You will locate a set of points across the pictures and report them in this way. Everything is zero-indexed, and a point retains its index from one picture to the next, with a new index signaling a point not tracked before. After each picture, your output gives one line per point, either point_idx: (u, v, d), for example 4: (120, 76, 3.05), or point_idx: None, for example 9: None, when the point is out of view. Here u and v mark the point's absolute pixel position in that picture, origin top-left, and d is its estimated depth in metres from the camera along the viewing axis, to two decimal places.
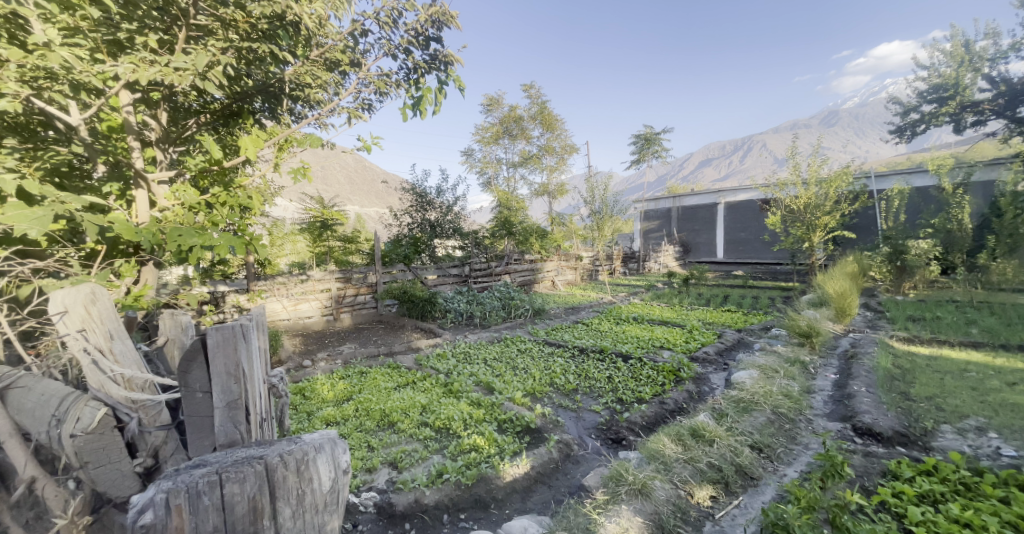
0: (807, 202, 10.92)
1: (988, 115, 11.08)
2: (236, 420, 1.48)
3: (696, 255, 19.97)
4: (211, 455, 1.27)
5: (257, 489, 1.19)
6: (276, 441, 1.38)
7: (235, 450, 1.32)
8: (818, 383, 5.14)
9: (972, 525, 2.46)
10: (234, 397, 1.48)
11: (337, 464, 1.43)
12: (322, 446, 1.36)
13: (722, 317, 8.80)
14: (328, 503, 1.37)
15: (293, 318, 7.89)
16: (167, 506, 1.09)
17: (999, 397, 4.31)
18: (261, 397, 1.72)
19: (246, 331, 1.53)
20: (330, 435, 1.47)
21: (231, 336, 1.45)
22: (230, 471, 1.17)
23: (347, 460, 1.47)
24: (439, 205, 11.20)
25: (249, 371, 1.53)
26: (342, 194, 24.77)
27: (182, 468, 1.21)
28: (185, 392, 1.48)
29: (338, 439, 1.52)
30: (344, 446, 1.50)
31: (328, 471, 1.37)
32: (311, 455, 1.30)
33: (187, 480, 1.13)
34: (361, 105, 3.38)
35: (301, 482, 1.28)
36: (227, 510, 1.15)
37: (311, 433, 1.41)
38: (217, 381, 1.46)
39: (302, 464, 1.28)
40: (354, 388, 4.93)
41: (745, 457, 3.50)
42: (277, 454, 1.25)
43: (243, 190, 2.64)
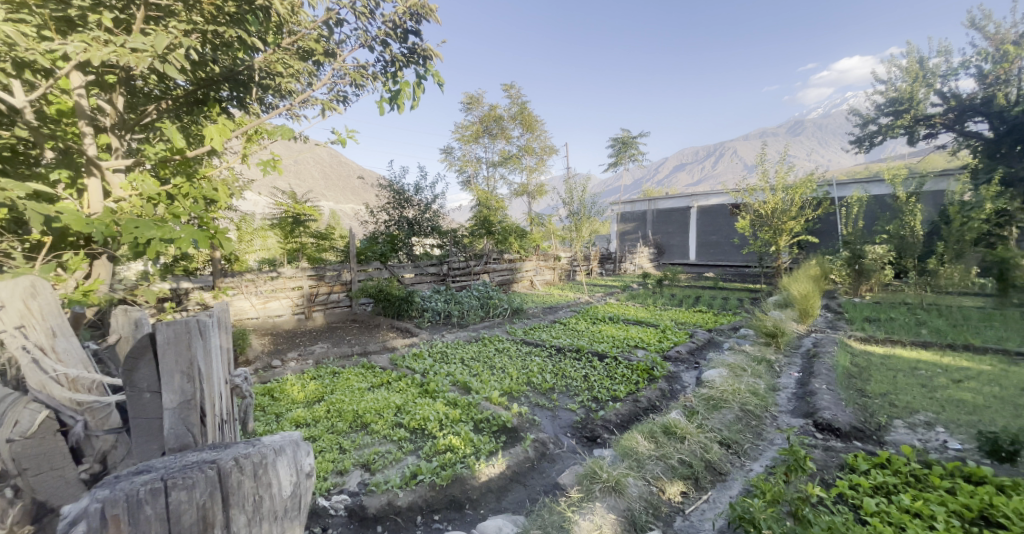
0: (774, 207, 11.33)
1: (939, 128, 12.11)
2: (188, 422, 1.40)
3: (669, 257, 20.42)
4: (157, 460, 1.18)
5: (208, 496, 1.12)
6: (231, 444, 1.31)
7: (184, 454, 1.23)
8: (783, 381, 5.33)
9: (921, 515, 2.62)
10: (188, 397, 1.40)
11: (298, 467, 1.37)
12: (283, 448, 1.31)
13: (694, 317, 9.03)
14: (287, 509, 1.31)
15: (262, 317, 7.61)
16: (102, 517, 1.00)
17: (946, 393, 4.57)
18: (219, 398, 1.64)
19: (203, 329, 1.45)
20: (292, 437, 1.41)
21: (185, 333, 1.38)
22: (178, 477, 1.09)
23: (309, 463, 1.41)
24: (417, 202, 11.11)
25: (205, 371, 1.45)
26: (316, 189, 24.12)
27: (122, 474, 1.12)
28: (131, 393, 1.39)
29: (301, 442, 1.47)
30: (307, 448, 1.45)
31: (288, 475, 1.32)
32: (270, 458, 1.25)
33: (127, 488, 1.05)
34: (336, 97, 3.27)
35: (258, 488, 1.22)
36: (173, 520, 1.07)
37: (272, 435, 1.35)
38: (168, 380, 1.37)
39: (260, 468, 1.23)
40: (326, 388, 4.80)
41: (714, 453, 3.59)
42: (232, 457, 1.19)
43: (208, 181, 2.52)
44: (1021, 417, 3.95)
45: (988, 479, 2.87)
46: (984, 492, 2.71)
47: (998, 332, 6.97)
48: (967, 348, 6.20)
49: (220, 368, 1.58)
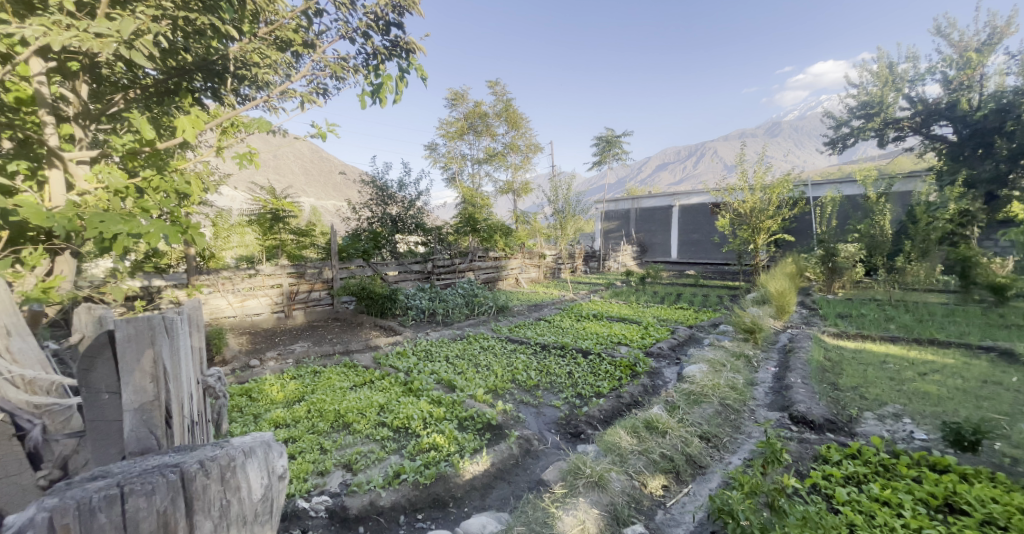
0: (752, 206, 11.59)
1: (907, 131, 12.55)
2: (151, 425, 1.33)
3: (652, 255, 20.70)
4: (113, 465, 1.13)
5: (170, 502, 1.07)
6: (197, 447, 1.27)
7: (144, 458, 1.18)
8: (760, 376, 5.45)
9: (890, 503, 2.71)
10: (148, 399, 1.33)
11: (270, 469, 1.34)
12: (253, 450, 1.27)
13: (676, 314, 9.16)
14: (257, 513, 1.28)
15: (239, 315, 7.40)
16: (49, 527, 0.92)
17: (913, 386, 4.75)
18: (189, 398, 1.58)
19: (168, 326, 1.39)
20: (263, 438, 1.37)
21: (147, 329, 1.31)
22: (136, 482, 1.04)
23: (280, 465, 1.39)
24: (400, 199, 10.99)
25: (169, 371, 1.38)
26: (297, 185, 23.61)
27: (73, 481, 1.05)
28: (86, 394, 1.32)
29: (272, 443, 1.44)
30: (279, 450, 1.42)
31: (258, 477, 1.28)
32: (239, 461, 1.22)
33: (79, 495, 0.98)
34: (315, 89, 3.18)
35: (225, 492, 1.18)
36: (131, 528, 1.02)
37: (241, 435, 1.31)
38: (127, 380, 1.30)
39: (228, 471, 1.19)
40: (306, 388, 4.70)
41: (695, 447, 3.65)
42: (197, 460, 1.14)
43: (180, 174, 2.43)
44: (982, 408, 4.13)
45: (952, 468, 3.00)
46: (949, 480, 2.83)
47: (961, 327, 7.29)
48: (932, 342, 6.46)
49: (187, 368, 1.51)
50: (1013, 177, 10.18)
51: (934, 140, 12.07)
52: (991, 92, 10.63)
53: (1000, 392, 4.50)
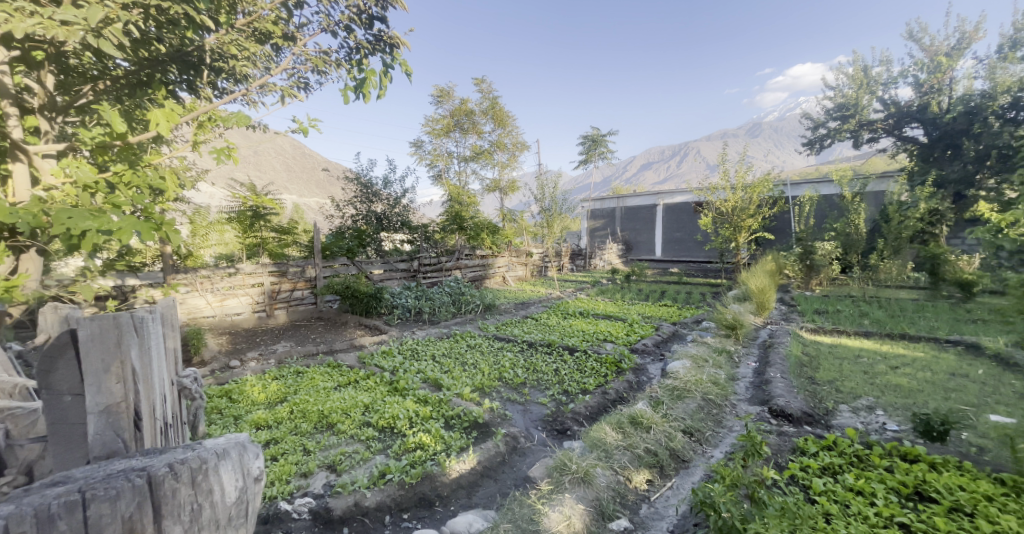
0: (734, 205, 11.80)
1: (880, 133, 12.93)
2: (117, 428, 1.27)
3: (637, 253, 20.92)
4: (74, 471, 1.07)
5: (135, 508, 1.01)
6: (168, 449, 1.22)
7: (108, 463, 1.12)
8: (741, 371, 5.56)
9: (863, 492, 2.80)
10: (115, 400, 1.27)
11: (244, 471, 1.31)
12: (227, 452, 1.24)
13: (661, 311, 9.28)
14: (232, 516, 1.25)
15: (219, 315, 7.20)
16: None
17: (885, 379, 4.92)
18: (161, 399, 1.54)
19: (137, 325, 1.34)
20: (238, 440, 1.34)
21: (114, 328, 1.26)
22: (98, 488, 0.97)
23: (256, 466, 1.36)
24: (386, 197, 10.89)
25: (138, 371, 1.33)
26: (279, 182, 23.15)
27: (31, 488, 0.99)
28: (47, 396, 1.24)
29: (249, 444, 1.41)
30: (254, 451, 1.39)
31: (232, 480, 1.24)
32: (211, 464, 1.17)
33: (35, 502, 0.91)
34: (296, 83, 3.10)
35: (197, 496, 1.13)
36: None
37: (214, 437, 1.27)
38: (92, 381, 1.24)
39: (199, 474, 1.14)
40: (289, 389, 4.61)
41: (678, 442, 3.70)
42: (164, 464, 1.09)
43: (153, 169, 2.34)
44: (950, 399, 4.30)
45: (921, 457, 3.11)
46: (919, 469, 2.94)
47: (930, 321, 7.56)
48: (904, 337, 6.69)
49: (158, 368, 1.46)
50: (979, 177, 10.59)
51: (906, 141, 12.48)
52: (959, 96, 11.03)
53: (967, 384, 4.68)
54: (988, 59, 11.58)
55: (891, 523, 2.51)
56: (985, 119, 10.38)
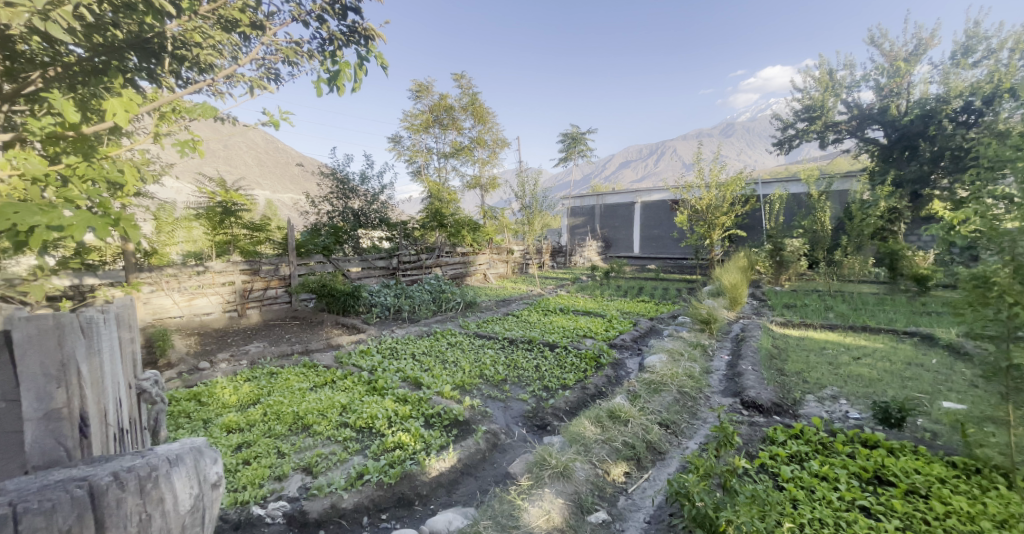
0: (708, 203, 12.09)
1: (845, 134, 13.47)
2: (59, 436, 1.12)
3: (616, 250, 21.22)
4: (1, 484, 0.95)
5: (75, 520, 0.92)
6: (114, 457, 1.13)
7: (44, 474, 1.01)
8: (715, 364, 5.72)
9: (828, 478, 2.91)
10: (56, 405, 1.12)
11: (201, 477, 1.23)
12: (181, 458, 1.16)
13: (639, 307, 9.44)
14: (187, 525, 1.17)
15: (187, 315, 6.93)
16: None
17: (848, 369, 5.14)
18: (113, 404, 1.43)
19: (80, 322, 1.20)
20: (194, 444, 1.26)
21: (54, 325, 1.12)
22: (31, 500, 0.87)
23: (213, 472, 1.30)
24: (363, 193, 10.79)
25: (82, 373, 1.19)
26: (252, 177, 22.45)
27: None
28: None
29: (206, 449, 1.33)
30: (213, 456, 1.33)
31: (187, 486, 1.17)
32: (162, 471, 1.10)
33: None
34: (265, 74, 2.99)
35: (146, 505, 1.06)
36: None
37: (167, 443, 1.19)
38: (26, 385, 1.07)
39: (149, 482, 1.07)
40: (263, 390, 4.48)
41: (655, 434, 3.77)
42: (109, 473, 1.01)
43: (110, 161, 2.21)
44: (907, 388, 4.53)
45: (881, 443, 3.26)
46: (878, 455, 3.08)
47: (889, 314, 7.95)
48: (866, 328, 7.00)
49: (107, 370, 1.34)
50: (933, 177, 11.30)
51: (868, 142, 13.05)
52: (916, 99, 11.58)
53: (922, 373, 4.94)
54: (943, 65, 12.19)
55: (852, 507, 2.62)
56: (940, 122, 10.94)
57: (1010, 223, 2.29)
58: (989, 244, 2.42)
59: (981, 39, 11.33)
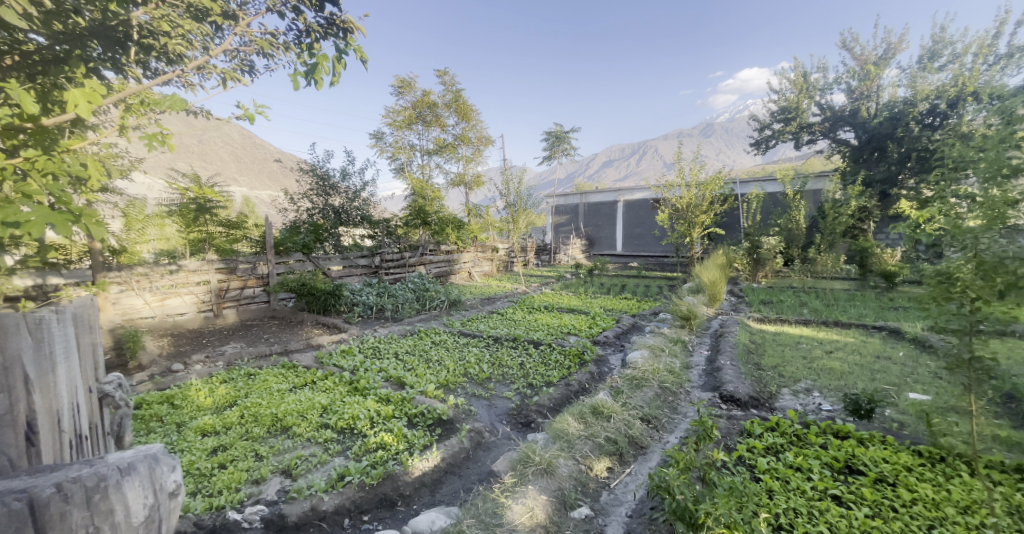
0: (688, 201, 12.29)
1: (818, 135, 13.88)
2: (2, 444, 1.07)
3: (599, 248, 21.39)
4: None
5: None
6: (61, 467, 1.10)
7: None
8: (695, 359, 5.83)
9: (802, 469, 3.00)
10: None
11: (155, 487, 1.21)
12: (133, 467, 1.14)
13: (622, 304, 9.54)
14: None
15: (158, 315, 6.68)
16: None
17: (821, 363, 5.31)
18: (72, 411, 1.39)
19: (27, 328, 1.16)
20: (149, 452, 1.25)
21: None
22: None
23: (170, 481, 1.29)
24: (344, 190, 10.75)
25: (27, 380, 1.13)
26: (228, 173, 21.82)
27: None
28: None
29: (164, 457, 1.32)
30: (170, 465, 1.32)
31: (139, 496, 1.15)
32: (111, 481, 1.07)
33: None
34: (238, 66, 2.88)
35: (94, 518, 1.02)
36: None
37: (120, 452, 1.18)
38: None
39: (96, 494, 1.03)
40: (239, 392, 4.36)
41: (637, 429, 3.82)
42: (52, 485, 0.97)
43: (72, 156, 2.08)
44: (876, 380, 4.70)
45: (851, 434, 3.38)
46: (848, 445, 3.19)
47: (860, 309, 8.23)
48: (838, 323, 7.24)
49: (60, 376, 1.29)
50: (901, 178, 11.86)
51: (840, 143, 13.48)
52: (885, 102, 12.00)
53: (889, 365, 5.14)
54: (910, 69, 12.66)
55: (825, 496, 2.71)
56: (907, 124, 11.37)
57: (973, 221, 2.38)
58: (953, 241, 2.52)
59: (945, 45, 11.80)
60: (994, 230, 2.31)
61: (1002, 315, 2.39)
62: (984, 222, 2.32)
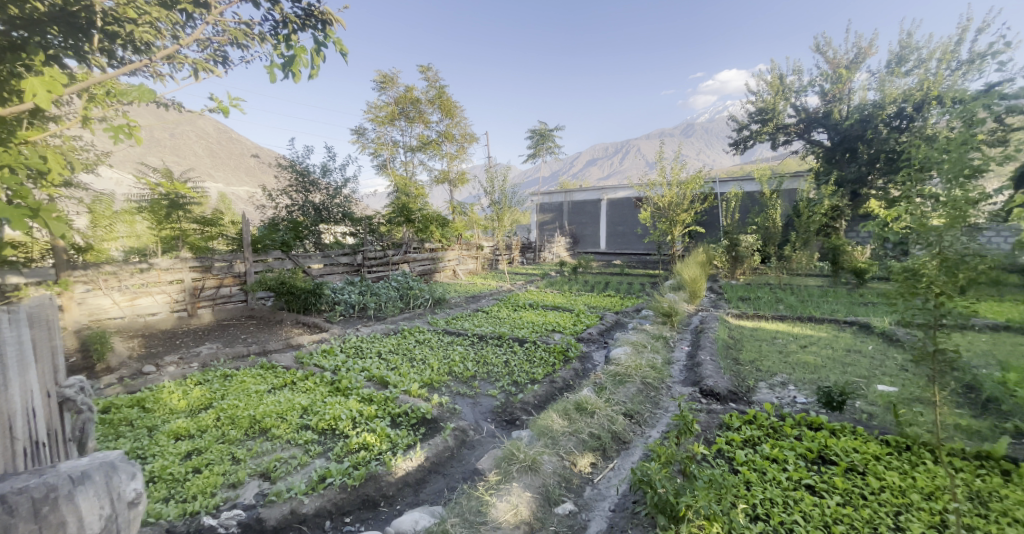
0: (670, 200, 12.47)
1: (793, 136, 14.25)
2: None
3: (583, 246, 21.55)
4: None
5: None
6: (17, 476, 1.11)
7: None
8: (676, 355, 5.92)
9: (778, 460, 3.07)
10: None
11: (116, 495, 1.19)
12: (86, 476, 1.14)
13: (606, 301, 9.62)
14: None
15: (129, 315, 6.42)
16: None
17: (797, 357, 5.46)
18: (28, 416, 1.31)
19: None
20: (108, 460, 1.23)
21: None
22: None
23: (132, 489, 1.25)
24: (324, 186, 10.68)
25: None
26: (203, 168, 21.14)
27: None
28: None
29: (128, 465, 1.28)
30: (132, 472, 1.28)
31: (97, 506, 1.14)
32: (62, 491, 1.07)
33: None
34: (211, 57, 2.77)
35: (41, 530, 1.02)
36: None
37: (74, 461, 1.17)
38: None
39: (45, 504, 1.04)
40: (215, 394, 4.22)
41: (620, 424, 3.85)
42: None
43: (31, 146, 1.95)
44: (848, 372, 4.86)
45: (824, 425, 3.48)
46: (822, 436, 3.28)
47: (833, 305, 8.51)
48: (813, 319, 7.45)
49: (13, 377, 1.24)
50: (870, 178, 12.38)
51: (815, 144, 13.87)
52: (856, 105, 12.39)
53: (860, 358, 5.32)
54: (879, 73, 13.10)
55: (800, 486, 2.78)
56: (876, 126, 11.78)
57: (937, 219, 2.46)
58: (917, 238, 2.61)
59: (912, 50, 12.25)
60: (956, 229, 2.40)
61: (963, 309, 2.48)
62: (947, 221, 2.41)
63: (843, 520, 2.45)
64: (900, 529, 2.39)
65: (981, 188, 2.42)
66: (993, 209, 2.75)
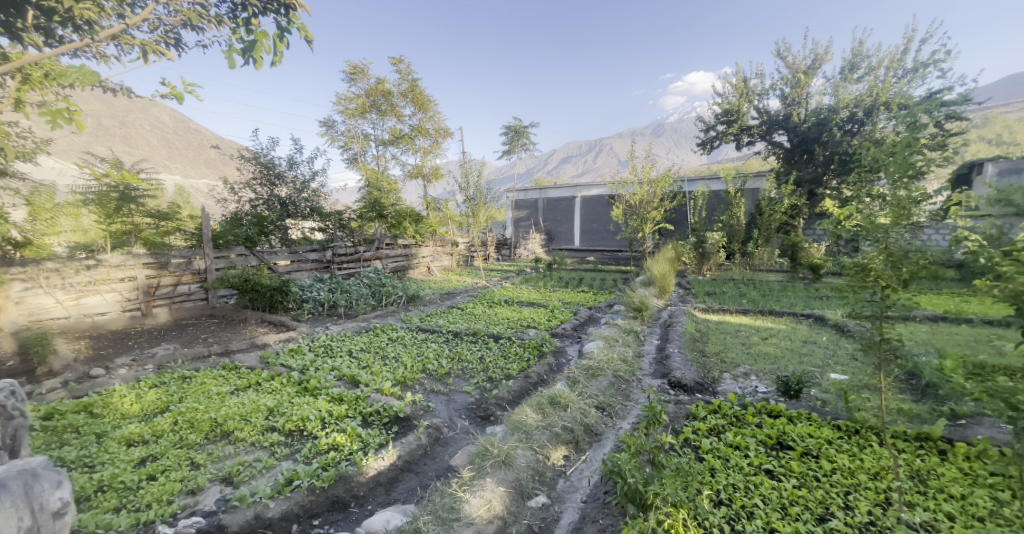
0: (640, 198, 12.73)
1: (756, 137, 14.80)
2: None
3: (558, 243, 21.74)
4: None
5: None
6: None
7: None
8: (646, 348, 6.07)
9: (740, 447, 3.20)
10: None
11: (32, 500, 1.62)
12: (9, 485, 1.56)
13: (579, 297, 9.74)
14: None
15: (74, 315, 6.00)
16: None
17: (758, 348, 5.71)
18: None
19: None
20: (30, 473, 1.66)
21: None
22: None
23: (51, 499, 1.68)
24: (291, 179, 10.28)
25: None
26: (158, 159, 19.96)
27: None
28: None
29: (45, 475, 1.72)
30: (49, 484, 1.71)
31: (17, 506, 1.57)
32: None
33: None
34: (161, 37, 2.59)
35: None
36: None
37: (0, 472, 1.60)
38: None
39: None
40: (172, 397, 4.01)
41: (593, 417, 3.92)
42: None
43: None
44: (804, 362, 5.13)
45: (782, 413, 3.65)
46: (780, 423, 3.45)
47: (791, 298, 8.94)
48: (773, 312, 7.80)
49: None
50: (825, 178, 13.08)
51: (776, 145, 14.46)
52: (813, 108, 12.95)
53: (816, 349, 5.63)
54: (834, 79, 13.75)
55: (760, 470, 2.91)
56: (831, 129, 12.40)
57: (883, 217, 2.63)
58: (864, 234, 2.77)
59: (863, 58, 12.93)
60: (900, 225, 2.56)
61: (906, 301, 2.66)
62: (892, 219, 2.57)
63: (799, 502, 2.59)
64: (849, 508, 2.55)
65: (923, 189, 2.60)
66: (933, 208, 2.94)
